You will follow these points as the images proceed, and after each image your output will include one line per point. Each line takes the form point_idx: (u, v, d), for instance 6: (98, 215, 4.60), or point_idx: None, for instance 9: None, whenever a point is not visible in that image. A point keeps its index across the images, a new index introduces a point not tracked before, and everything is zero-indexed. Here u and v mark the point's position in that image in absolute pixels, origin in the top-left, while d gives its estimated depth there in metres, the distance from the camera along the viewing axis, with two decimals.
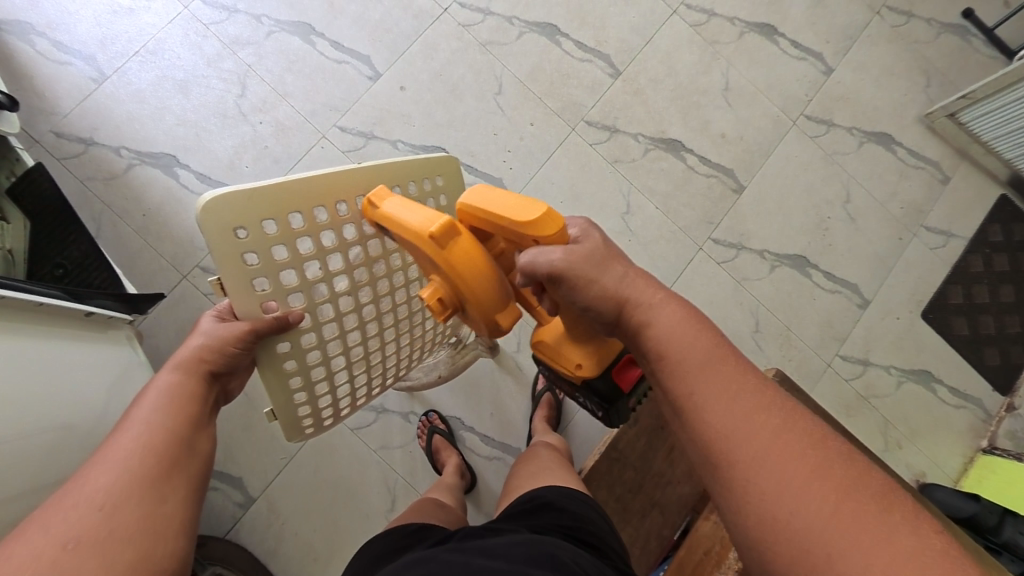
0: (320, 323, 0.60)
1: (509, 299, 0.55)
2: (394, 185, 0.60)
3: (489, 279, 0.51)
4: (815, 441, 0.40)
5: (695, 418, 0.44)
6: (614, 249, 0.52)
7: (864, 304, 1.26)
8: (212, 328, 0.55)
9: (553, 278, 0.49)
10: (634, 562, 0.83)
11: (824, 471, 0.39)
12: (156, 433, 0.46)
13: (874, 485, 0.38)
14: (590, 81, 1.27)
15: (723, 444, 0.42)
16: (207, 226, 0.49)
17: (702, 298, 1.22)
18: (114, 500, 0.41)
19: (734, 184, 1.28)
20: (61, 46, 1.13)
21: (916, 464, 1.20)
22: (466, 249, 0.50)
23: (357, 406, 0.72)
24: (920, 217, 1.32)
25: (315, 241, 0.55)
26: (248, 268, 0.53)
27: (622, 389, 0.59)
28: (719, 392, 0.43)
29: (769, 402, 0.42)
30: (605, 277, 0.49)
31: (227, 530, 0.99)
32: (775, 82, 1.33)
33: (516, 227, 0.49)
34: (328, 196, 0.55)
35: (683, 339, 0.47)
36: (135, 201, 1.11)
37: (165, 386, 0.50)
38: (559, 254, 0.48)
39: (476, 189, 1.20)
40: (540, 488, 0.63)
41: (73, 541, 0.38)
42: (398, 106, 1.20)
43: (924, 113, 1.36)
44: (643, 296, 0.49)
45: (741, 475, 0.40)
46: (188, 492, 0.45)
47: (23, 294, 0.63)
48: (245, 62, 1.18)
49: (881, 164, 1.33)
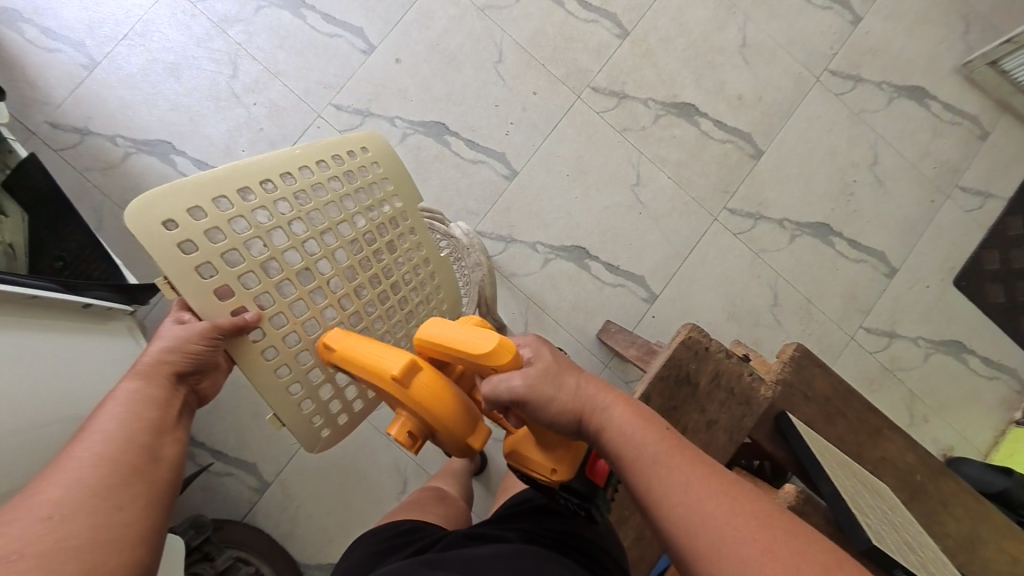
0: (286, 303, 0.57)
1: (475, 420, 0.53)
2: (317, 161, 0.60)
3: (456, 408, 0.51)
4: (776, 529, 0.42)
5: (671, 526, 0.44)
6: (565, 361, 0.52)
7: (891, 273, 1.20)
8: (172, 332, 0.53)
9: (516, 403, 0.49)
10: (646, 550, 0.70)
11: (786, 560, 0.40)
12: (113, 444, 0.44)
13: (822, 559, 0.41)
14: (596, 44, 1.20)
15: (689, 540, 0.43)
16: (134, 226, 0.48)
17: (717, 273, 1.16)
18: (63, 509, 0.38)
19: (751, 150, 1.20)
20: (49, 33, 1.10)
21: (944, 438, 1.16)
22: (430, 385, 0.51)
23: (371, 402, 0.67)
24: (955, 177, 1.23)
25: (249, 220, 0.54)
26: (189, 258, 0.51)
27: (599, 483, 0.54)
28: (676, 485, 0.45)
29: (721, 487, 0.45)
30: (561, 390, 0.49)
31: (244, 514, 1.01)
32: (797, 36, 1.23)
33: (474, 361, 0.49)
34: (249, 179, 0.55)
35: (636, 438, 0.48)
36: (134, 190, 1.09)
37: (124, 395, 0.49)
38: (518, 379, 0.48)
39: (477, 165, 1.15)
40: (533, 488, 0.61)
41: (15, 552, 0.35)
42: (394, 80, 1.15)
43: (962, 62, 1.25)
44: (597, 399, 0.50)
45: (704, 567, 0.42)
46: (148, 500, 0.43)
47: (18, 287, 0.62)
48: (235, 40, 1.14)
49: (912, 121, 1.24)
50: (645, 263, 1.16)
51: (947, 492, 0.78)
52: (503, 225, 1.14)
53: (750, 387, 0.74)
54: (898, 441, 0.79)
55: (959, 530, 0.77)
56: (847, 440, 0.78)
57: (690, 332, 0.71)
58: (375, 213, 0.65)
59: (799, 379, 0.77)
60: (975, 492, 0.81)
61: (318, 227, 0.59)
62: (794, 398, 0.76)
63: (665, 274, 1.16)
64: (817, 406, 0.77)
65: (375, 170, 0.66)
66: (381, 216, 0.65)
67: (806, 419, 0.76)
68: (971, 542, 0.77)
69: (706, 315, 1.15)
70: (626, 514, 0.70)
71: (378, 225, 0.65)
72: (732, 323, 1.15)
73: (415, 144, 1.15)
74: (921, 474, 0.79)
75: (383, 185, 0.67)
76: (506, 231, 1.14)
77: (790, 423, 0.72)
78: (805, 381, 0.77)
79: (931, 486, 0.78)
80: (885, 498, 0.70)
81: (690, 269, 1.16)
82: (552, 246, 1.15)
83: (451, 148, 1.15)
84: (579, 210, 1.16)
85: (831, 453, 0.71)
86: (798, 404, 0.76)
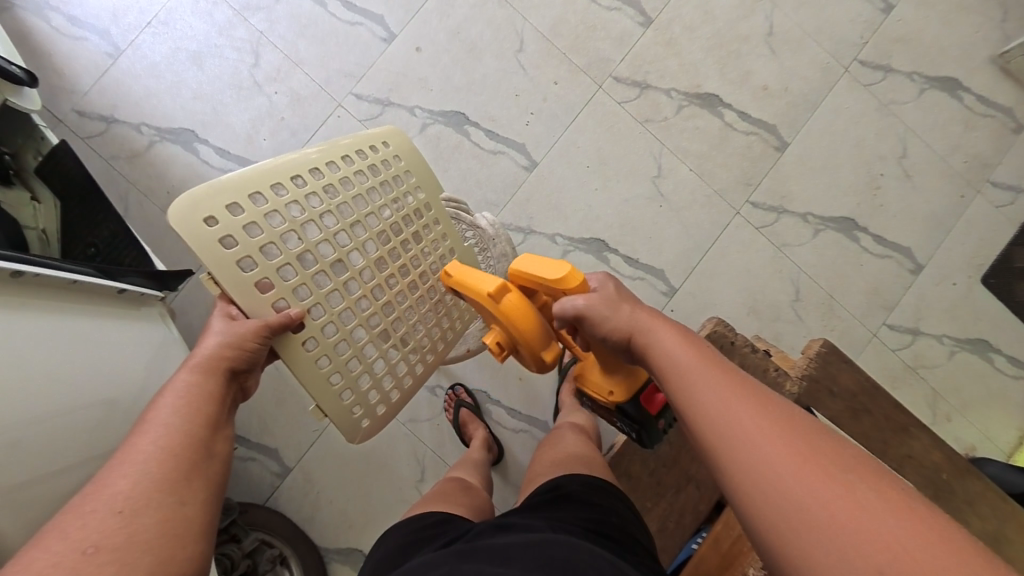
0: (323, 294, 0.58)
1: (551, 338, 0.61)
2: (343, 156, 0.61)
3: (535, 328, 0.58)
4: (820, 442, 0.40)
5: (698, 425, 0.44)
6: (625, 291, 0.55)
7: (917, 269, 1.17)
8: (226, 328, 0.53)
9: (578, 320, 0.54)
10: (667, 539, 0.74)
11: (818, 461, 0.38)
12: (173, 438, 0.46)
13: (855, 462, 0.39)
14: (619, 33, 1.18)
15: (715, 435, 0.42)
16: (178, 224, 0.50)
17: (738, 267, 1.15)
18: (134, 504, 0.40)
19: (775, 142, 1.18)
20: (76, 21, 1.11)
21: (967, 438, 1.14)
22: (515, 305, 0.58)
23: (407, 393, 0.67)
24: (986, 171, 1.20)
25: (284, 215, 0.56)
26: (231, 253, 0.53)
27: (650, 412, 0.62)
28: (709, 388, 0.45)
29: (757, 395, 0.44)
30: (618, 312, 0.52)
31: (267, 497, 1.04)
32: (826, 24, 1.20)
33: (548, 286, 0.56)
34: (281, 176, 0.57)
35: (678, 350, 0.48)
36: (159, 179, 1.11)
37: (183, 387, 0.49)
38: (581, 298, 0.53)
39: (498, 156, 1.15)
40: (560, 477, 0.61)
41: (92, 546, 0.37)
42: (414, 69, 1.15)
43: (998, 52, 1.21)
44: (643, 319, 0.52)
45: (725, 458, 0.41)
46: (207, 495, 0.45)
47: (57, 272, 0.65)
48: (257, 28, 1.14)
49: (944, 113, 1.20)
50: (665, 256, 1.15)
51: (973, 491, 0.78)
52: (522, 217, 1.14)
53: (776, 381, 0.75)
54: (924, 439, 0.78)
55: (985, 529, 0.76)
56: (873, 436, 0.77)
57: (715, 326, 0.73)
58: (400, 205, 0.65)
59: (825, 375, 0.76)
60: (1001, 492, 0.80)
61: (348, 220, 0.60)
62: (820, 394, 0.76)
63: (684, 267, 1.15)
64: (842, 402, 0.76)
65: (397, 163, 0.67)
66: (406, 208, 0.66)
67: (831, 415, 0.76)
68: (997, 542, 0.76)
69: (726, 309, 1.14)
70: (649, 505, 0.74)
71: (404, 217, 0.65)
72: (753, 317, 1.14)
73: (436, 134, 1.14)
74: (947, 473, 0.78)
75: (406, 177, 0.67)
76: (525, 222, 1.14)
77: None
78: (831, 377, 0.76)
79: (957, 485, 0.77)
80: None
81: (711, 263, 1.15)
82: (571, 238, 1.14)
83: (471, 139, 1.15)
84: (599, 202, 1.15)
85: None
86: (823, 400, 0.76)
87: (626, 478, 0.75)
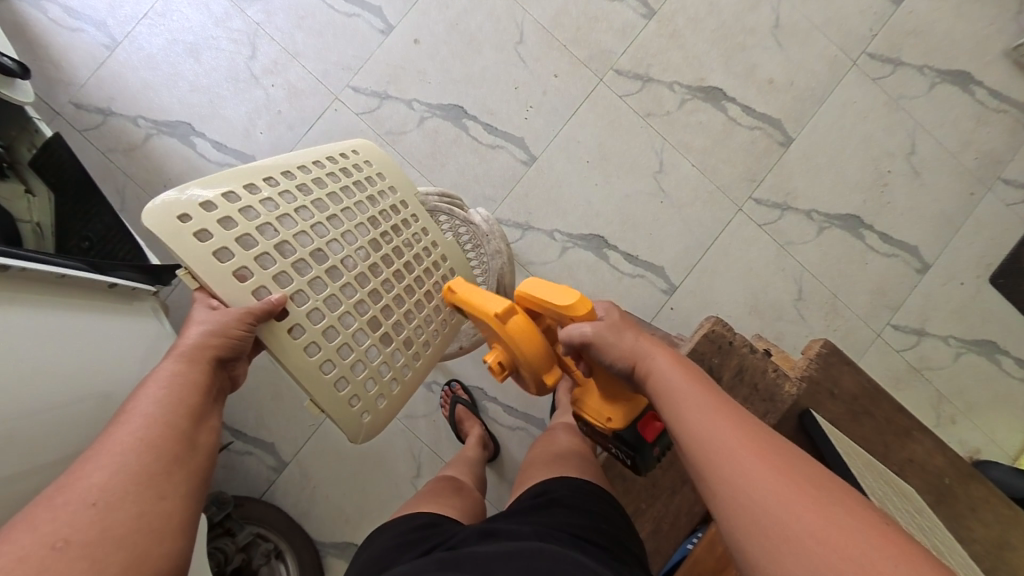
0: (305, 282, 0.57)
1: (552, 360, 0.62)
2: (313, 162, 0.64)
3: (540, 349, 0.60)
4: (811, 471, 0.40)
5: (693, 451, 0.44)
6: (629, 319, 0.56)
7: (923, 268, 1.15)
8: (209, 316, 0.52)
9: (585, 346, 0.54)
10: (661, 541, 0.74)
11: (815, 497, 0.38)
12: (154, 428, 0.45)
13: (852, 502, 0.38)
14: (621, 25, 1.15)
15: (710, 464, 0.42)
16: (152, 221, 0.51)
17: (740, 266, 1.13)
18: (109, 497, 0.40)
19: (781, 137, 1.16)
20: (72, 12, 1.10)
21: (971, 440, 1.12)
22: (521, 326, 0.60)
23: (405, 386, 0.65)
24: (997, 168, 1.17)
25: (260, 209, 0.56)
26: (207, 245, 0.53)
27: (646, 438, 0.61)
28: (704, 416, 0.45)
29: (751, 428, 0.44)
30: (620, 339, 0.53)
31: (263, 492, 1.04)
32: (835, 16, 1.17)
33: (556, 312, 0.57)
34: (253, 177, 0.58)
35: (675, 377, 0.49)
36: (156, 172, 1.10)
37: (166, 377, 0.48)
38: (587, 325, 0.54)
39: (497, 150, 1.13)
40: (549, 482, 0.60)
41: (62, 541, 0.36)
42: (412, 62, 1.13)
43: (1013, 45, 1.17)
44: (642, 347, 0.52)
45: (721, 489, 0.41)
46: (188, 487, 0.44)
47: (45, 266, 0.64)
48: (254, 20, 1.12)
49: (955, 107, 1.17)
50: (665, 254, 1.13)
51: (975, 496, 0.76)
52: (521, 212, 1.13)
53: (775, 383, 0.73)
54: (926, 442, 0.77)
55: (987, 534, 0.75)
56: (873, 440, 0.76)
57: (713, 325, 0.71)
58: (377, 202, 0.66)
59: (825, 377, 0.75)
60: (1005, 497, 0.78)
61: (325, 213, 0.61)
62: (820, 396, 0.74)
63: (685, 265, 1.13)
64: (843, 404, 0.75)
65: (369, 167, 0.68)
66: (384, 204, 0.66)
67: (831, 417, 0.74)
68: (1000, 548, 0.74)
69: (727, 307, 1.13)
70: (644, 506, 0.74)
71: (382, 212, 0.66)
72: (754, 317, 1.13)
73: (434, 128, 1.13)
74: (949, 477, 0.76)
75: (380, 178, 0.69)
76: (523, 218, 1.13)
77: (815, 422, 0.70)
78: (831, 379, 0.75)
79: (959, 490, 0.76)
80: (912, 501, 0.68)
81: (712, 261, 1.13)
82: (570, 234, 1.13)
83: (470, 133, 1.13)
84: (598, 198, 1.13)
85: (856, 453, 0.69)
86: (823, 402, 0.75)
87: (620, 480, 0.74)
